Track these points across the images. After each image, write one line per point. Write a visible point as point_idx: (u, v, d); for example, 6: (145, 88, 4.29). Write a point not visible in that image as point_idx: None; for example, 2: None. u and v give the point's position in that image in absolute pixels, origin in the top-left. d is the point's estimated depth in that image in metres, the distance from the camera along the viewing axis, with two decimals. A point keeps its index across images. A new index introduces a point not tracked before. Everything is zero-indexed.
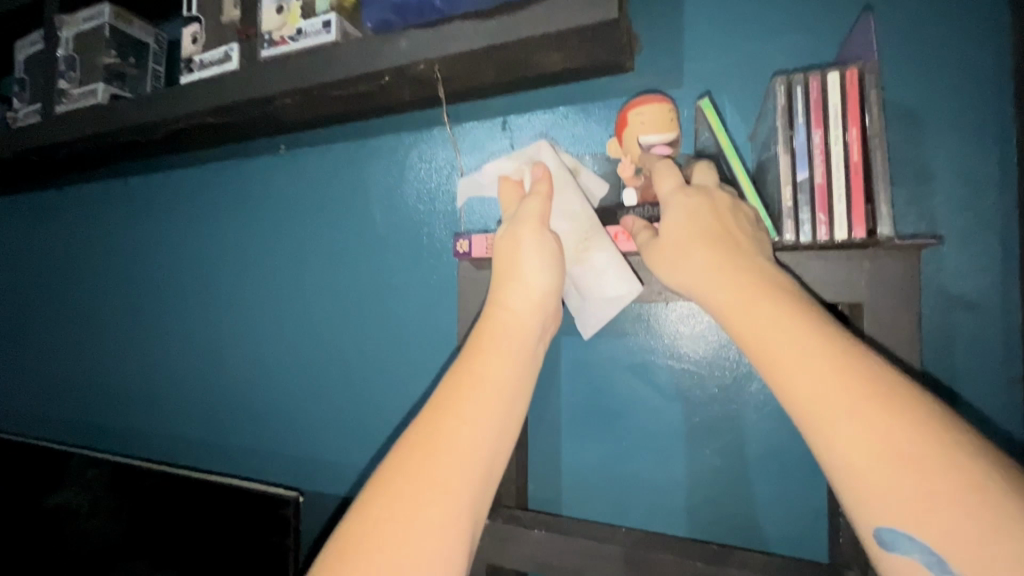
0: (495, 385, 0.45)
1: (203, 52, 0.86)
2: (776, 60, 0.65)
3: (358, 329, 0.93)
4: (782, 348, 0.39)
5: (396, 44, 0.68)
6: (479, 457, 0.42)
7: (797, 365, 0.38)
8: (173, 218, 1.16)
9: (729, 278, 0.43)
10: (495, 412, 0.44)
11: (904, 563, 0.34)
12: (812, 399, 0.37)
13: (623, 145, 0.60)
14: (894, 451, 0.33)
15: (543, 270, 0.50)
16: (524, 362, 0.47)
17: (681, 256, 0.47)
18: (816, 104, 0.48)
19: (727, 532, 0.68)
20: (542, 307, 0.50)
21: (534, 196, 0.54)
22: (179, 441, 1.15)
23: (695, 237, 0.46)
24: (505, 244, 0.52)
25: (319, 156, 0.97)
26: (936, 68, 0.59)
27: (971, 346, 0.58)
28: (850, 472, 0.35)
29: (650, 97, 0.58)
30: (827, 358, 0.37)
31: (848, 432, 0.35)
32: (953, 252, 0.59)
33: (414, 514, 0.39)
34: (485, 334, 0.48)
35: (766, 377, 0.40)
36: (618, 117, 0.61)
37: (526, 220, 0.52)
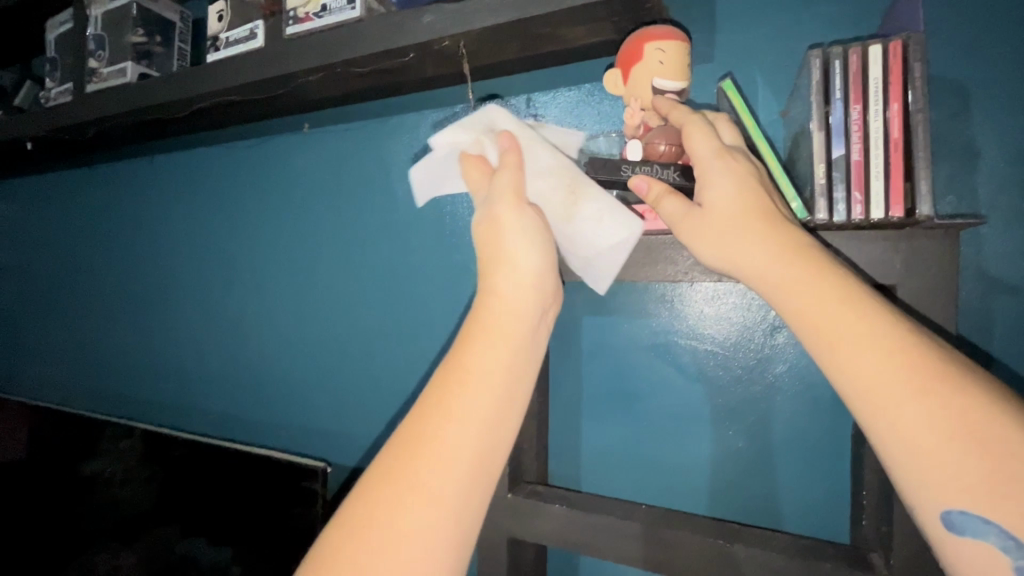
0: (491, 381, 0.41)
1: (230, 30, 0.87)
2: (813, 33, 0.63)
3: (380, 306, 0.95)
4: (851, 330, 0.39)
5: (420, 19, 0.67)
6: (464, 463, 0.39)
7: (868, 347, 0.38)
8: (199, 196, 1.18)
9: (784, 257, 0.43)
10: (487, 413, 0.40)
11: (977, 547, 0.35)
12: (878, 382, 0.37)
13: (632, 82, 0.57)
14: (970, 434, 0.35)
15: (531, 243, 0.47)
16: (525, 352, 0.44)
17: (727, 230, 0.45)
18: (855, 78, 0.46)
19: (746, 513, 0.68)
20: (539, 287, 0.46)
21: (506, 170, 0.50)
22: (206, 414, 1.19)
23: (743, 210, 0.45)
24: (489, 222, 0.49)
25: (343, 134, 0.97)
26: (985, 39, 0.56)
27: (1009, 331, 0.56)
28: (921, 455, 0.36)
29: (674, 34, 0.56)
30: (897, 341, 0.38)
31: (916, 414, 0.36)
32: (995, 233, 0.57)
33: (391, 529, 0.36)
34: (487, 319, 0.44)
35: (829, 363, 0.40)
36: (631, 46, 0.57)
37: (504, 196, 0.49)
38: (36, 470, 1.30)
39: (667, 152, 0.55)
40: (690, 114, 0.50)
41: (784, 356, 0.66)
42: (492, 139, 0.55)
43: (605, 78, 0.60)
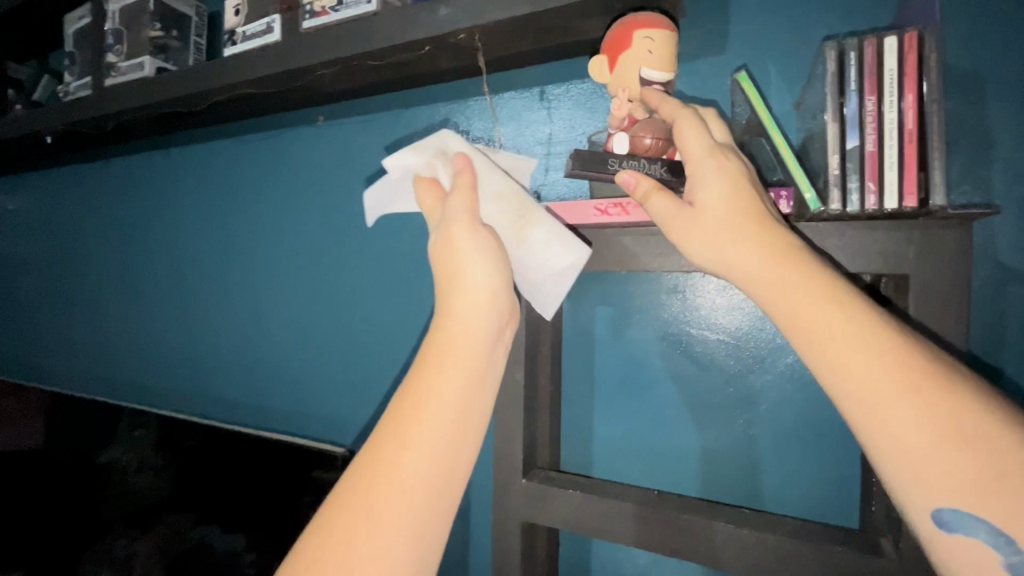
0: (442, 406, 0.45)
1: (246, 24, 0.88)
2: (828, 23, 0.63)
3: (394, 296, 0.96)
4: (843, 335, 0.41)
5: (436, 13, 0.68)
6: (419, 484, 0.43)
7: (860, 351, 0.40)
8: (215, 188, 1.20)
9: (780, 262, 0.44)
10: (441, 436, 0.45)
11: (968, 542, 0.37)
12: (870, 385, 0.39)
13: (619, 70, 0.57)
14: (962, 433, 0.37)
15: (479, 261, 0.50)
16: (476, 378, 0.48)
17: (723, 235, 0.46)
18: (871, 69, 0.46)
19: (755, 500, 0.69)
20: (489, 306, 0.50)
21: (458, 193, 0.54)
22: (222, 403, 1.21)
23: (738, 215, 0.46)
24: (440, 245, 0.52)
25: (357, 126, 0.99)
26: (999, 29, 0.56)
27: (1021, 319, 0.57)
28: (910, 455, 0.38)
29: (663, 22, 0.56)
30: (889, 342, 0.40)
31: (906, 415, 0.38)
32: (1008, 223, 0.57)
33: (351, 549, 0.40)
34: (438, 347, 0.48)
35: (825, 364, 0.41)
36: (619, 33, 0.57)
37: (452, 222, 0.53)
38: (57, 456, 1.34)
39: (653, 145, 0.56)
40: (681, 108, 0.51)
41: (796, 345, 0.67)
42: (443, 162, 0.58)
43: (590, 63, 0.60)
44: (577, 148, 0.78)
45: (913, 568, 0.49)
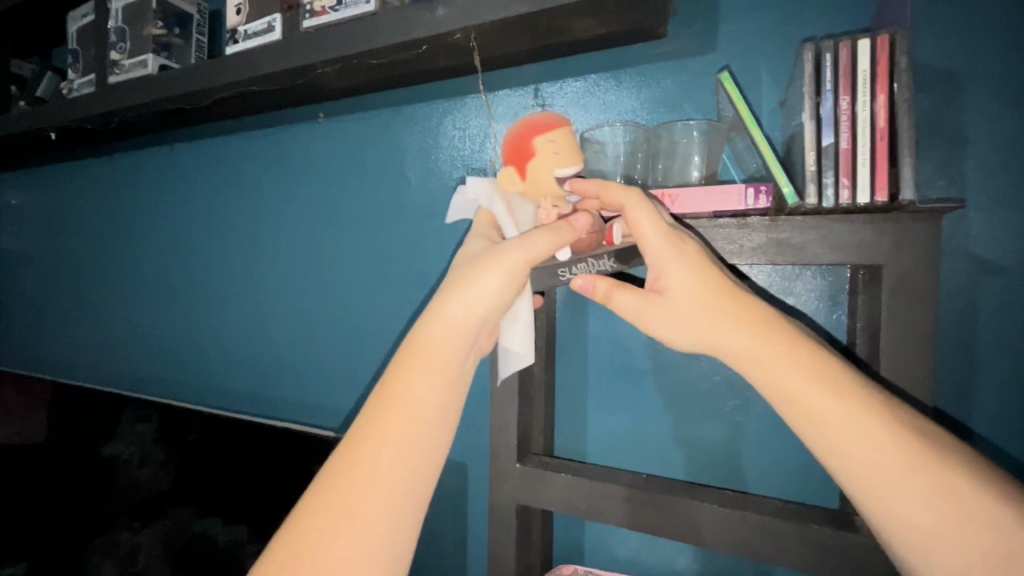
0: (417, 406, 0.47)
1: (248, 23, 0.90)
2: (810, 24, 0.65)
3: (392, 288, 0.98)
4: (836, 417, 0.43)
5: (434, 12, 0.70)
6: (396, 484, 0.44)
7: (854, 440, 0.43)
8: (217, 183, 1.22)
9: (767, 347, 0.47)
10: (416, 439, 0.46)
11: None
12: (869, 467, 0.42)
13: (532, 178, 0.54)
14: (952, 505, 0.40)
15: (495, 275, 0.49)
16: (451, 384, 0.49)
17: (708, 322, 0.49)
18: (845, 70, 0.49)
19: (742, 485, 0.72)
20: (478, 315, 0.49)
21: (547, 232, 0.51)
22: (225, 394, 1.24)
23: (716, 299, 0.49)
24: (489, 254, 0.50)
25: (357, 123, 1.01)
26: (972, 31, 0.59)
27: (992, 310, 0.59)
28: (914, 534, 0.41)
29: (557, 121, 0.53)
30: (873, 421, 0.43)
31: (903, 496, 0.41)
32: (979, 217, 0.59)
33: (327, 547, 0.41)
34: (415, 356, 0.48)
35: (823, 453, 0.44)
36: (519, 142, 0.53)
37: (526, 248, 0.50)
38: (61, 448, 1.36)
39: (591, 239, 0.56)
40: (626, 192, 0.52)
41: None
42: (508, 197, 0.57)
43: (498, 178, 0.56)
44: None
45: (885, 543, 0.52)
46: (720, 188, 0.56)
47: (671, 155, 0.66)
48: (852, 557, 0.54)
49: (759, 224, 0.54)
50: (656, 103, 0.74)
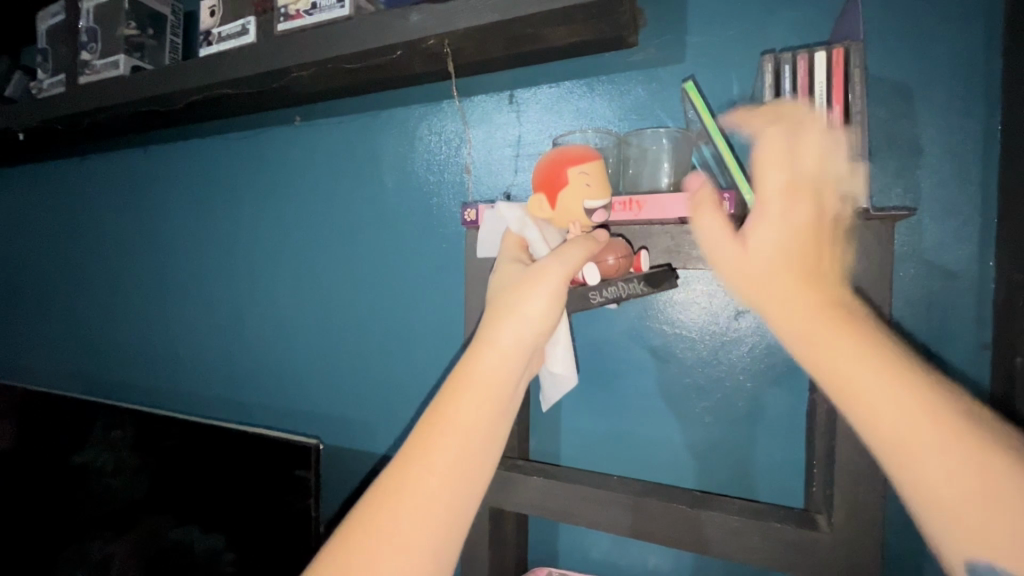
0: (466, 432, 0.45)
1: (221, 25, 0.90)
2: (774, 36, 0.67)
3: (368, 292, 0.98)
4: (863, 381, 0.38)
5: (407, 18, 0.71)
6: (440, 512, 0.43)
7: (883, 405, 0.37)
8: (192, 185, 1.20)
9: (800, 291, 0.41)
10: (462, 464, 0.44)
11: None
12: (901, 438, 0.36)
13: (561, 207, 0.53)
14: (989, 493, 0.34)
15: (540, 300, 0.47)
16: (502, 410, 0.47)
17: (760, 278, 0.42)
18: (803, 82, 0.50)
19: (712, 486, 0.73)
20: (529, 344, 0.48)
21: (577, 245, 0.50)
22: (199, 399, 1.22)
23: (782, 251, 0.41)
24: (526, 275, 0.49)
25: (334, 127, 1.01)
26: (924, 46, 0.61)
27: (945, 313, 0.61)
28: (941, 511, 0.35)
29: (592, 154, 0.53)
30: (904, 386, 0.37)
31: (937, 470, 0.35)
32: (932, 224, 0.61)
33: (372, 571, 0.40)
34: (467, 379, 0.46)
35: (846, 413, 0.39)
36: (550, 170, 0.53)
37: (561, 263, 0.49)
38: (26, 456, 1.33)
39: (616, 265, 0.56)
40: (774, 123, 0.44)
41: (747, 338, 0.70)
42: (536, 220, 0.56)
43: (527, 205, 0.56)
44: (544, 151, 0.81)
45: (842, 539, 0.54)
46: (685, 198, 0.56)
47: (640, 161, 0.66)
48: (812, 553, 0.55)
49: None
50: (628, 110, 0.75)
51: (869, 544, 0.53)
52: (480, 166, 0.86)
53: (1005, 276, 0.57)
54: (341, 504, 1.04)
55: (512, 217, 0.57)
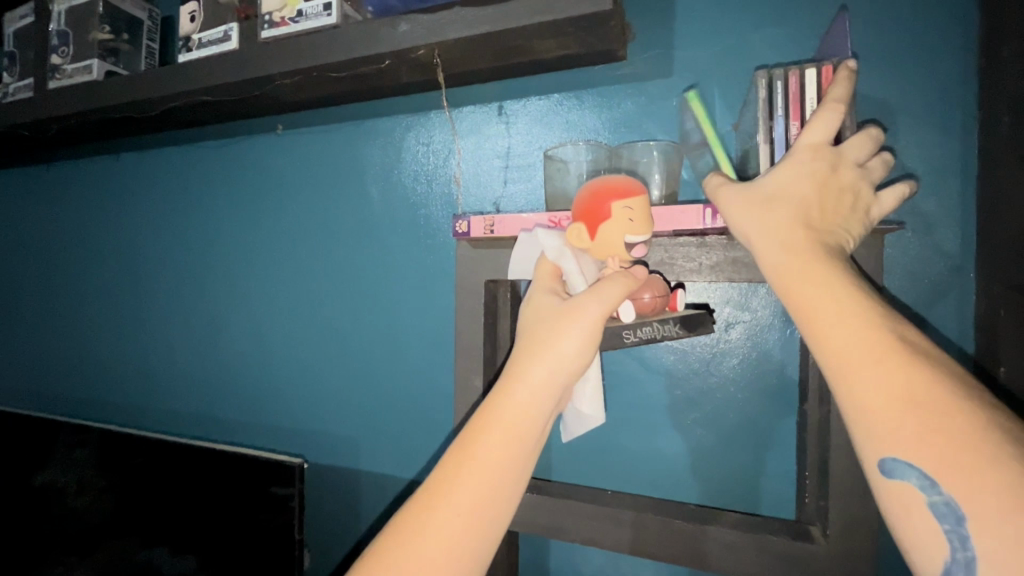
0: (488, 470, 0.46)
1: (202, 31, 0.87)
2: (760, 52, 0.68)
3: (352, 303, 0.96)
4: (815, 292, 0.41)
5: (397, 28, 0.70)
6: (457, 548, 0.44)
7: (831, 315, 0.40)
8: (168, 194, 1.17)
9: (775, 220, 0.45)
10: (482, 502, 0.45)
11: (901, 488, 0.36)
12: (845, 348, 0.39)
13: (602, 239, 0.52)
14: (913, 398, 0.36)
15: (574, 341, 0.48)
16: (526, 449, 0.47)
17: (750, 210, 0.46)
18: (794, 97, 0.51)
19: (705, 499, 0.72)
20: (560, 383, 0.49)
21: (617, 281, 0.50)
22: (173, 416, 1.17)
23: (781, 196, 0.45)
24: (563, 312, 0.49)
25: (318, 136, 0.99)
26: (905, 65, 0.63)
27: (931, 325, 0.62)
28: (868, 413, 0.37)
29: (638, 188, 0.52)
30: (853, 303, 0.40)
31: (875, 378, 0.37)
32: (916, 237, 0.63)
33: None
34: (493, 416, 0.47)
35: (801, 326, 0.42)
36: (595, 202, 0.51)
37: (599, 302, 0.49)
38: None
39: (652, 302, 0.55)
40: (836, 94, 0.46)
41: (738, 350, 0.71)
42: (574, 249, 0.55)
43: (565, 233, 0.54)
44: (534, 162, 0.81)
45: (838, 551, 0.54)
46: (679, 207, 0.56)
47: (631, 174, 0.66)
48: (809, 566, 0.55)
49: (718, 242, 0.59)
50: (617, 123, 0.75)
51: (865, 555, 0.53)
52: (468, 177, 0.85)
53: (986, 289, 0.58)
54: (323, 524, 1.00)
55: (550, 245, 0.55)
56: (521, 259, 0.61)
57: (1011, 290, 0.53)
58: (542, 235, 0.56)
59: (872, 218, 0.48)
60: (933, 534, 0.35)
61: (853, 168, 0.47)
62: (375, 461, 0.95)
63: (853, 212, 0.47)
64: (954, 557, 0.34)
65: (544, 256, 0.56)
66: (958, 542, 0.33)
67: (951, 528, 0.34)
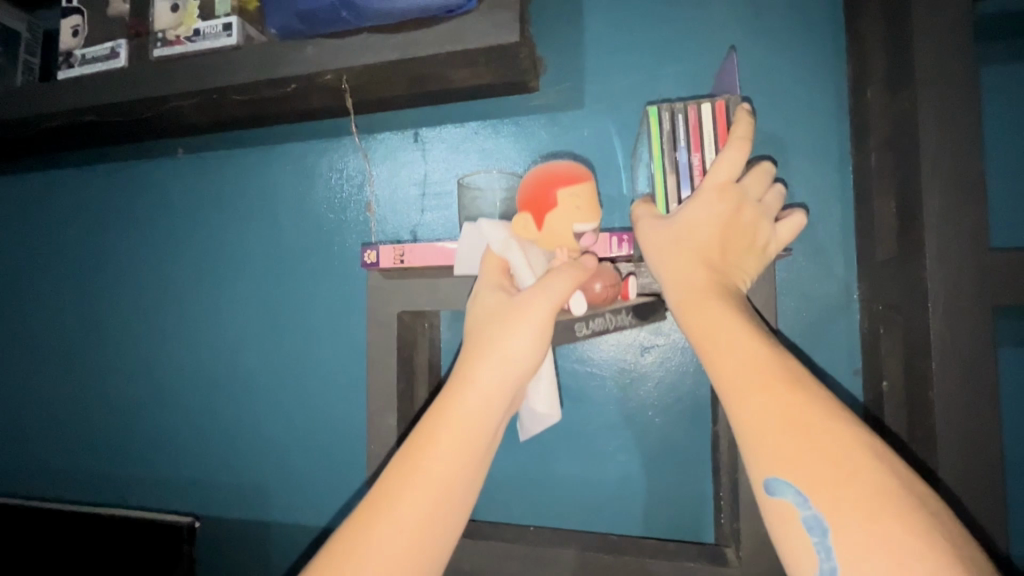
0: (440, 468, 0.43)
1: (86, 47, 0.80)
2: (662, 88, 0.72)
3: (261, 339, 0.89)
4: (714, 318, 0.43)
5: (302, 52, 0.68)
6: (409, 548, 0.41)
7: (726, 340, 0.41)
8: (49, 224, 1.05)
9: (681, 259, 0.47)
10: (436, 501, 0.43)
11: (779, 506, 0.36)
12: (734, 369, 0.40)
13: (549, 229, 0.51)
14: (791, 418, 0.37)
15: (524, 337, 0.46)
16: (480, 447, 0.45)
17: (662, 252, 0.48)
18: (694, 129, 0.53)
19: (629, 528, 0.72)
20: (513, 382, 0.47)
21: (566, 272, 0.48)
22: (50, 476, 1.03)
23: (688, 239, 0.47)
24: (513, 306, 0.47)
25: (222, 160, 0.93)
26: (788, 102, 0.68)
27: (824, 343, 0.66)
28: (753, 432, 0.38)
29: (584, 176, 0.52)
30: (746, 330, 0.42)
31: (757, 398, 0.38)
32: (808, 261, 0.67)
33: None
34: (445, 413, 0.45)
35: (699, 352, 0.43)
36: (540, 190, 0.51)
37: (547, 296, 0.47)
38: None
39: (603, 292, 0.52)
40: (740, 141, 0.48)
41: (653, 374, 0.71)
42: (521, 241, 0.52)
43: (511, 225, 0.52)
44: (451, 191, 0.80)
45: None
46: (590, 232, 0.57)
47: None
48: None
49: None
50: (532, 152, 0.76)
51: None
52: (384, 205, 0.83)
53: (868, 307, 0.63)
54: None
55: (496, 237, 0.52)
56: (465, 253, 0.57)
57: (889, 309, 0.58)
58: (486, 227, 0.53)
59: (770, 253, 0.51)
60: (804, 546, 0.35)
61: (755, 206, 0.49)
62: (286, 510, 0.87)
63: (752, 250, 0.49)
64: (821, 567, 0.34)
65: (490, 248, 0.53)
66: (823, 553, 0.34)
67: (819, 540, 0.34)
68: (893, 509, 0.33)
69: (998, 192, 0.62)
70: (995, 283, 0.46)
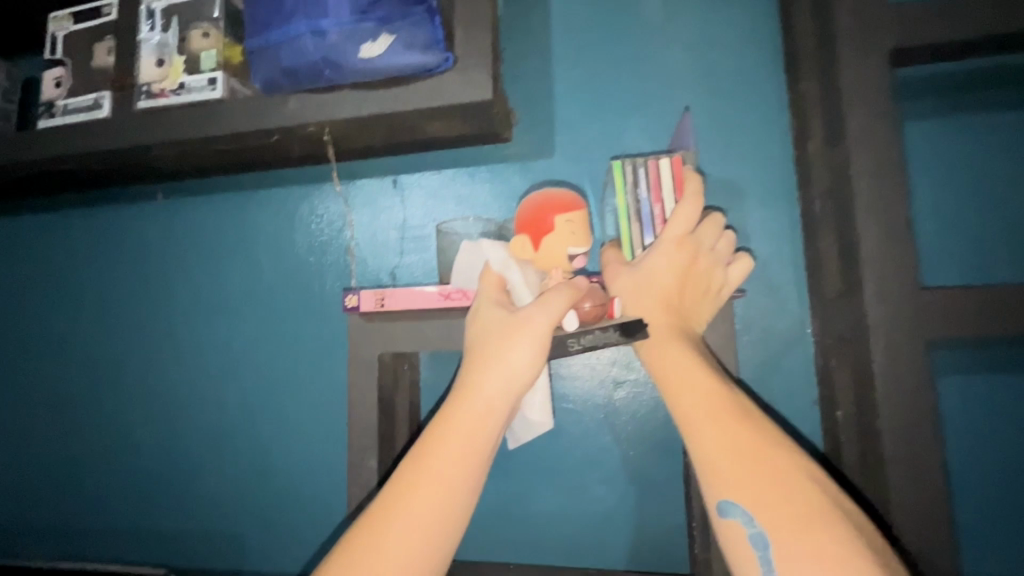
0: (451, 457, 0.45)
1: (70, 97, 0.82)
2: (626, 139, 0.77)
3: (239, 381, 0.89)
4: (672, 353, 0.48)
5: (285, 105, 0.71)
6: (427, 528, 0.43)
7: (682, 373, 0.46)
8: (20, 268, 1.04)
9: (647, 302, 0.51)
10: (451, 487, 0.45)
11: (728, 526, 0.40)
12: (689, 400, 0.44)
13: (545, 250, 0.55)
14: (737, 443, 0.41)
15: (525, 351, 0.47)
16: (487, 442, 0.47)
17: (629, 296, 0.52)
18: (655, 181, 0.58)
19: (608, 562, 0.73)
20: (514, 392, 0.48)
21: (563, 291, 0.49)
22: (10, 531, 0.99)
23: (653, 286, 0.51)
24: (513, 322, 0.48)
25: (203, 204, 0.94)
26: (740, 152, 0.74)
27: (783, 374, 0.70)
28: (705, 456, 0.42)
29: (580, 204, 0.56)
30: (700, 365, 0.47)
31: (707, 425, 0.43)
32: (765, 298, 0.72)
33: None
34: (454, 410, 0.47)
35: (658, 385, 0.48)
36: (539, 214, 0.54)
37: (546, 313, 0.47)
38: None
39: (592, 310, 0.51)
40: (695, 196, 0.54)
41: (626, 408, 0.74)
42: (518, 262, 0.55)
43: (508, 245, 0.56)
44: (429, 234, 0.83)
45: None
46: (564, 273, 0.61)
47: None
48: None
49: None
50: (506, 196, 0.80)
51: None
52: (364, 248, 0.85)
53: (821, 339, 0.68)
54: None
55: (495, 256, 0.55)
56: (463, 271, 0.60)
57: (837, 342, 0.62)
58: (487, 246, 0.55)
59: (721, 296, 0.56)
60: (750, 561, 0.39)
61: (708, 255, 0.54)
62: (262, 558, 0.85)
63: (705, 295, 0.54)
64: None
65: (489, 266, 0.55)
66: (766, 565, 0.38)
67: (762, 554, 0.38)
68: (826, 524, 0.37)
69: (930, 231, 0.68)
70: (924, 319, 0.51)
